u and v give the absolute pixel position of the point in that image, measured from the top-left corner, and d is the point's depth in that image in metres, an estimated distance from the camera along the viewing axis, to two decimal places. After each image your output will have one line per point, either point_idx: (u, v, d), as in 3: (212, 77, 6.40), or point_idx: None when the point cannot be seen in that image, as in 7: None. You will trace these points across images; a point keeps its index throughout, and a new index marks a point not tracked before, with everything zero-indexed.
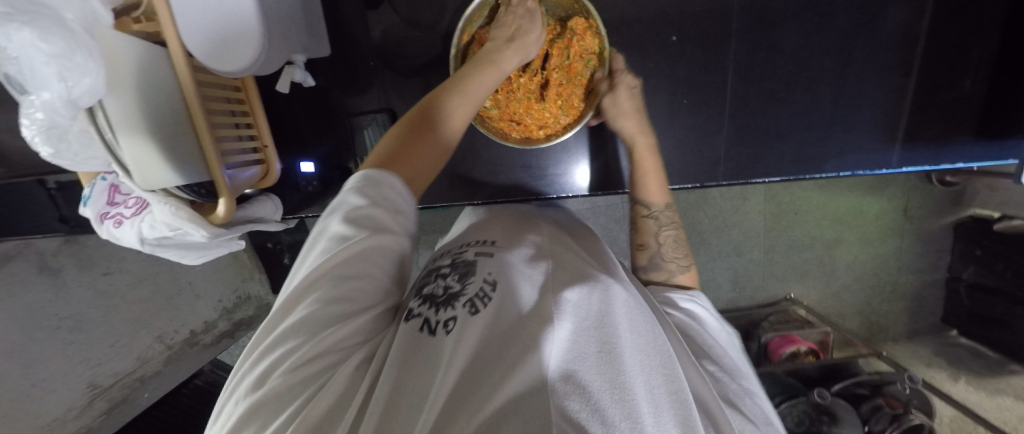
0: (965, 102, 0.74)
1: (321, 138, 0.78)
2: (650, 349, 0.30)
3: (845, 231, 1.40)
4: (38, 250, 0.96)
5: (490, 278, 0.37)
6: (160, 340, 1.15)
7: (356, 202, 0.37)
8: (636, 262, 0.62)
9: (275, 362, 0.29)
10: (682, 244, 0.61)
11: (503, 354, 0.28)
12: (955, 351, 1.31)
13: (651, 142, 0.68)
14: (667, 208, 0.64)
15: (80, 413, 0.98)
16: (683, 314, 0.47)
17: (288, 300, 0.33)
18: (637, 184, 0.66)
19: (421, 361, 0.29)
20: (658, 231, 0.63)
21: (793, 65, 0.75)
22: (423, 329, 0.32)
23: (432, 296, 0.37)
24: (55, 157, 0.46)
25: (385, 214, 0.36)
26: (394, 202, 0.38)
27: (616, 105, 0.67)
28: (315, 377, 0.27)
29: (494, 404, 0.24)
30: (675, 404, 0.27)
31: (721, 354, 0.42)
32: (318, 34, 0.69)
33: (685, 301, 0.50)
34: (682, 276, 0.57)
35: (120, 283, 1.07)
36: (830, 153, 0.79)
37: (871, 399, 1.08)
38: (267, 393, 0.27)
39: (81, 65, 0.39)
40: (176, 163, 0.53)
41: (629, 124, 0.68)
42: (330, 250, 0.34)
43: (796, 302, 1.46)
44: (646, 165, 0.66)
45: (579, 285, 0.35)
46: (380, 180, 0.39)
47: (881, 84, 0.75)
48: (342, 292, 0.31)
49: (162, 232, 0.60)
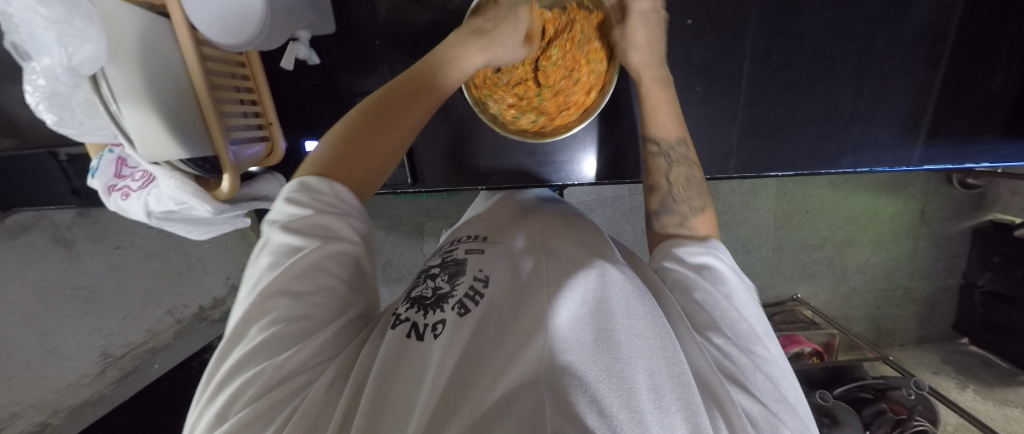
0: (994, 98, 0.70)
1: (326, 117, 0.78)
2: (649, 331, 0.30)
3: (859, 231, 1.36)
4: (52, 221, 0.98)
5: (479, 275, 0.38)
6: (169, 313, 1.17)
7: (295, 213, 0.36)
8: (649, 206, 0.55)
9: (236, 392, 0.27)
10: (698, 181, 0.54)
11: (496, 351, 0.30)
12: (965, 359, 1.31)
13: (660, 75, 0.62)
14: (681, 143, 0.58)
15: (93, 380, 1.02)
16: (694, 270, 0.41)
17: (240, 324, 0.31)
18: (649, 120, 0.61)
19: (408, 368, 0.30)
20: (668, 169, 0.57)
21: (813, 55, 0.72)
22: (411, 334, 0.33)
23: (420, 299, 0.38)
24: (60, 124, 0.48)
25: (335, 220, 0.36)
26: (335, 209, 0.37)
27: (625, 38, 0.62)
28: (287, 400, 0.27)
29: (491, 401, 0.25)
30: (676, 388, 0.26)
31: (736, 319, 0.36)
32: (323, 10, 0.68)
33: (700, 254, 0.42)
34: (697, 220, 0.49)
35: (132, 257, 1.09)
36: (847, 149, 0.77)
37: (875, 403, 1.06)
38: (234, 423, 0.26)
39: (81, 31, 0.40)
40: (180, 136, 0.53)
41: (637, 59, 0.62)
42: (277, 264, 0.33)
43: (803, 302, 1.43)
44: (655, 97, 0.61)
45: (576, 273, 0.36)
46: (317, 188, 0.38)
47: (906, 77, 0.72)
48: (299, 310, 0.31)
49: (168, 206, 0.60)
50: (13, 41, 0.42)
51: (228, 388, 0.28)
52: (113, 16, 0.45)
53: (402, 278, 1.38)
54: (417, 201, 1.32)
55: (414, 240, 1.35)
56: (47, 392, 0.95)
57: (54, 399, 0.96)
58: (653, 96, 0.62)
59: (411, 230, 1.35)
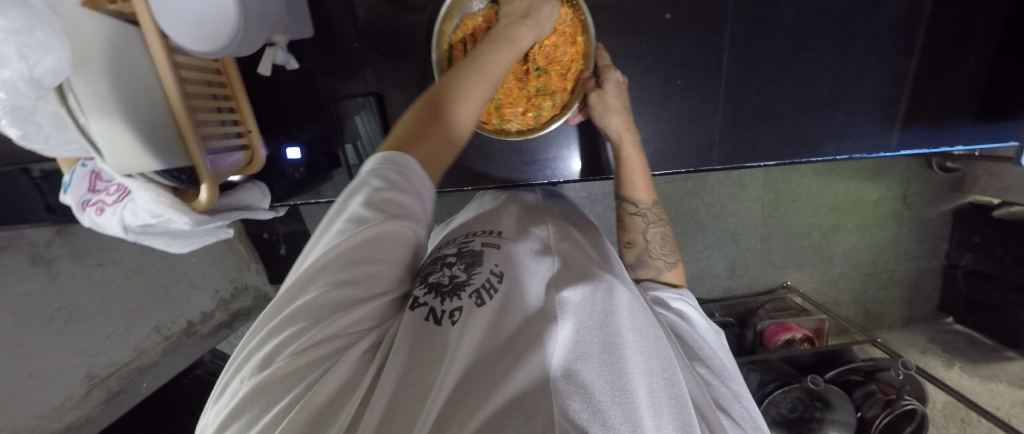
0: (965, 82, 0.72)
1: (309, 124, 0.77)
2: (651, 351, 0.32)
3: (843, 218, 1.39)
4: (29, 240, 0.95)
5: (497, 269, 0.37)
6: (156, 330, 1.14)
7: (376, 188, 0.34)
8: (624, 260, 0.61)
9: (278, 346, 0.27)
10: (670, 242, 0.60)
11: (507, 348, 0.28)
12: (949, 338, 1.34)
13: (637, 142, 0.67)
14: (654, 206, 0.63)
15: (78, 402, 0.99)
16: (674, 314, 0.46)
17: (286, 294, 0.31)
18: (622, 183, 0.65)
19: (427, 351, 0.29)
20: (645, 228, 0.62)
21: (791, 44, 0.73)
22: (428, 318, 0.32)
23: (437, 285, 0.35)
24: (25, 139, 0.45)
25: (401, 194, 0.34)
26: (410, 190, 0.35)
27: (604, 103, 0.67)
28: (322, 361, 0.26)
29: (500, 400, 0.24)
30: (673, 409, 0.29)
31: (710, 356, 0.42)
32: (299, 15, 0.67)
33: (676, 299, 0.48)
34: (670, 274, 0.55)
35: (114, 274, 1.07)
36: (828, 136, 0.78)
37: (865, 386, 1.10)
38: (271, 375, 0.26)
39: (40, 42, 0.38)
40: (154, 147, 0.52)
41: (617, 121, 0.67)
42: (345, 232, 0.31)
43: (793, 290, 1.45)
44: (633, 164, 0.65)
45: (578, 286, 0.35)
46: (396, 165, 0.36)
47: (881, 65, 0.73)
48: (349, 276, 0.29)
49: (145, 219, 0.59)
50: None
51: (263, 349, 0.28)
52: (76, 22, 0.43)
53: None
54: None
55: None
56: (30, 417, 0.90)
57: (37, 424, 0.92)
58: (630, 159, 0.66)
59: None
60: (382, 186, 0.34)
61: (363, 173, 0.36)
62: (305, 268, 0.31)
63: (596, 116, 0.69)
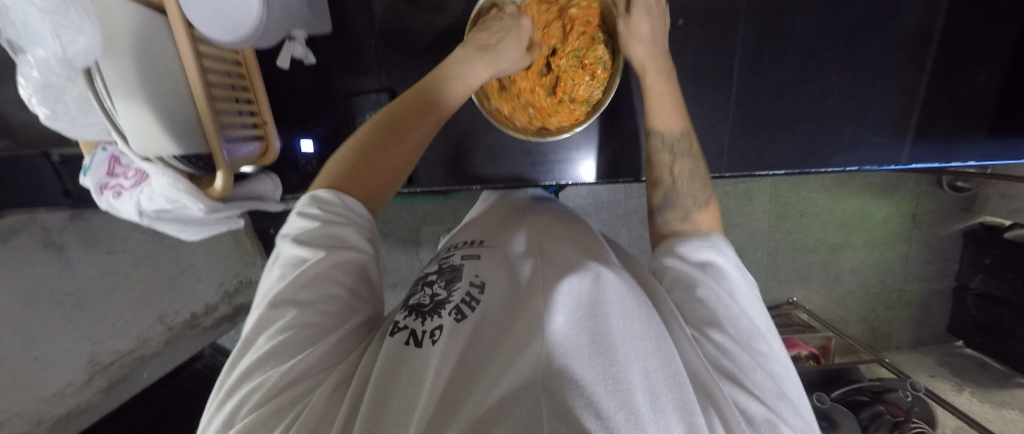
0: (977, 98, 0.72)
1: (322, 116, 0.78)
2: (646, 334, 0.30)
3: (852, 234, 1.37)
4: (42, 225, 0.96)
5: (477, 279, 0.39)
6: (160, 320, 1.15)
7: (305, 226, 0.37)
8: (652, 202, 0.56)
9: (240, 401, 0.28)
10: (701, 174, 0.56)
11: (493, 356, 0.29)
12: (958, 360, 1.31)
13: (665, 68, 0.63)
14: (684, 136, 0.59)
15: (79, 389, 1.00)
16: (697, 266, 0.41)
17: (253, 330, 0.32)
18: (652, 115, 0.62)
19: (406, 376, 0.29)
20: (671, 163, 0.58)
21: (802, 56, 0.74)
22: (409, 342, 0.32)
23: (418, 306, 0.37)
24: (52, 119, 0.47)
25: (344, 230, 0.37)
26: (349, 220, 0.38)
27: (630, 29, 0.63)
28: (290, 406, 0.27)
29: (489, 403, 0.25)
30: (672, 390, 0.27)
31: (739, 316, 0.36)
32: (320, 11, 0.69)
33: (702, 250, 0.43)
34: (701, 211, 0.51)
35: (125, 261, 1.08)
36: (838, 149, 0.78)
37: (872, 406, 1.06)
38: (242, 426, 0.26)
39: (76, 23, 0.40)
40: (174, 133, 0.53)
41: (640, 50, 0.63)
42: (287, 275, 0.35)
43: (799, 306, 1.43)
44: (660, 89, 0.62)
45: (568, 276, 0.36)
46: (328, 202, 0.39)
47: (893, 79, 0.74)
48: (308, 318, 0.31)
49: (161, 203, 0.60)
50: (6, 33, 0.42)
51: (234, 394, 0.29)
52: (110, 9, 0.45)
53: (397, 283, 1.37)
54: (413, 206, 1.32)
55: (409, 245, 1.35)
56: (33, 401, 0.92)
57: (39, 409, 0.93)
58: (657, 88, 0.63)
59: (407, 236, 1.34)
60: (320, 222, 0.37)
61: (294, 213, 0.40)
62: (260, 315, 0.33)
63: (624, 47, 0.65)
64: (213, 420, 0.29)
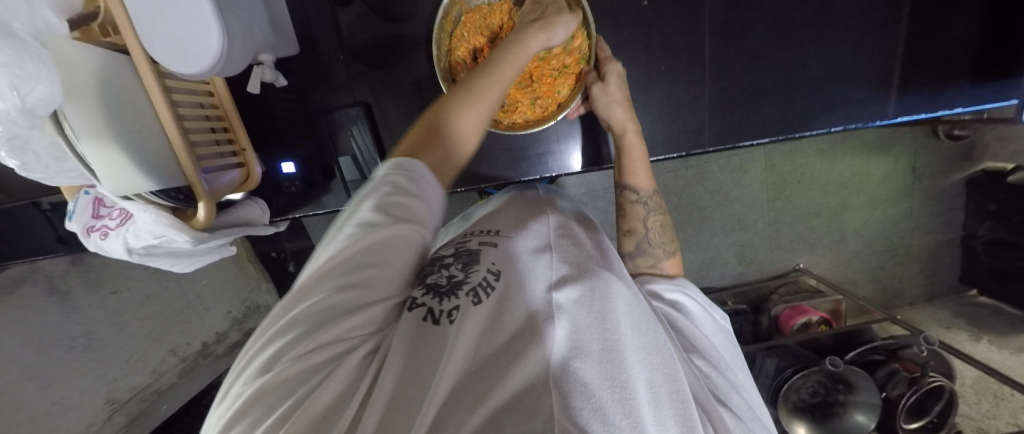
0: (959, 44, 0.71)
1: (301, 137, 0.78)
2: (649, 347, 0.31)
3: (852, 195, 1.35)
4: (45, 272, 0.98)
5: (495, 267, 0.35)
6: (172, 353, 1.17)
7: (381, 194, 0.35)
8: (624, 248, 0.61)
9: (280, 351, 0.27)
10: (668, 230, 0.62)
11: (506, 348, 0.27)
12: (973, 310, 1.29)
13: (639, 130, 0.67)
14: (654, 194, 0.64)
15: (101, 427, 1.01)
16: (670, 306, 0.45)
17: (299, 289, 0.31)
18: (623, 171, 0.66)
19: (425, 350, 0.28)
20: (645, 216, 0.62)
21: (775, 21, 0.72)
22: (427, 318, 0.30)
23: (435, 285, 0.33)
24: (25, 169, 0.48)
25: (412, 202, 0.35)
26: (417, 194, 0.36)
27: (606, 92, 0.66)
28: (322, 366, 0.26)
29: (498, 400, 0.23)
30: (674, 404, 0.28)
31: (710, 348, 0.41)
32: (284, 32, 0.69)
33: (671, 291, 0.47)
34: (668, 262, 0.56)
35: (130, 300, 1.09)
36: (821, 110, 0.77)
37: (887, 365, 1.05)
38: (272, 381, 0.25)
39: (32, 73, 0.41)
40: (150, 170, 0.54)
41: (619, 112, 0.66)
42: (354, 235, 0.32)
43: (806, 272, 1.42)
44: (634, 152, 0.65)
45: (581, 278, 0.33)
46: (408, 170, 0.37)
47: (871, 33, 0.72)
48: (354, 279, 0.30)
49: (147, 240, 0.61)
50: None
51: (268, 349, 0.28)
52: (71, 54, 0.46)
53: None
54: None
55: None
56: None
57: None
58: (633, 149, 0.66)
59: None
60: (392, 191, 0.35)
61: (376, 176, 0.38)
62: (313, 271, 0.32)
63: (601, 109, 0.67)
64: (235, 382, 0.28)
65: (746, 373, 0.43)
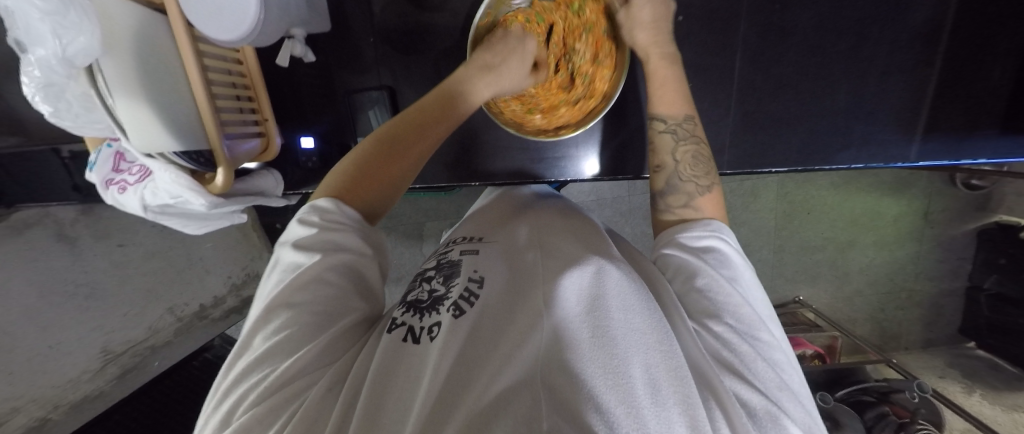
0: (990, 92, 0.70)
1: (322, 114, 0.79)
2: (648, 326, 0.29)
3: (861, 233, 1.35)
4: (56, 218, 1.00)
5: (476, 274, 0.38)
6: (170, 311, 1.18)
7: (303, 233, 0.38)
8: (655, 186, 0.55)
9: (237, 400, 0.29)
10: (705, 159, 0.54)
11: (492, 349, 0.29)
12: (968, 362, 1.27)
13: (668, 53, 0.62)
14: (688, 121, 0.57)
15: (93, 376, 1.03)
16: (694, 257, 0.41)
17: (246, 337, 0.33)
18: (654, 99, 0.60)
19: (402, 375, 0.29)
20: (675, 145, 0.56)
21: (806, 51, 0.72)
22: (406, 338, 0.32)
23: (416, 303, 0.37)
24: (56, 116, 0.49)
25: (339, 235, 0.38)
26: (342, 227, 0.39)
27: (630, 19, 0.62)
28: (285, 404, 0.27)
29: (490, 396, 0.25)
30: (674, 382, 0.26)
31: (738, 305, 0.36)
32: (318, 9, 0.69)
33: (705, 237, 0.43)
34: (703, 198, 0.50)
35: (134, 254, 1.11)
36: (842, 145, 0.76)
37: (877, 407, 1.05)
38: (239, 424, 0.27)
39: (75, 23, 0.41)
40: (176, 130, 0.55)
41: (643, 36, 0.62)
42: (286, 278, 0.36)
43: (805, 305, 1.42)
44: (661, 78, 0.60)
45: (570, 271, 0.35)
46: (328, 209, 0.40)
47: (903, 74, 0.71)
48: (300, 317, 0.32)
49: (164, 199, 0.62)
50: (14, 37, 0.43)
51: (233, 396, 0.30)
52: (111, 9, 0.46)
53: (401, 278, 1.38)
54: (417, 202, 1.32)
55: (412, 242, 1.36)
56: (47, 387, 0.95)
57: (54, 395, 0.96)
58: (660, 75, 0.61)
59: (410, 232, 1.35)
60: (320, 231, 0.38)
61: (295, 220, 0.41)
62: (258, 317, 0.34)
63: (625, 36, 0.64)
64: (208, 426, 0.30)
65: (782, 332, 0.38)
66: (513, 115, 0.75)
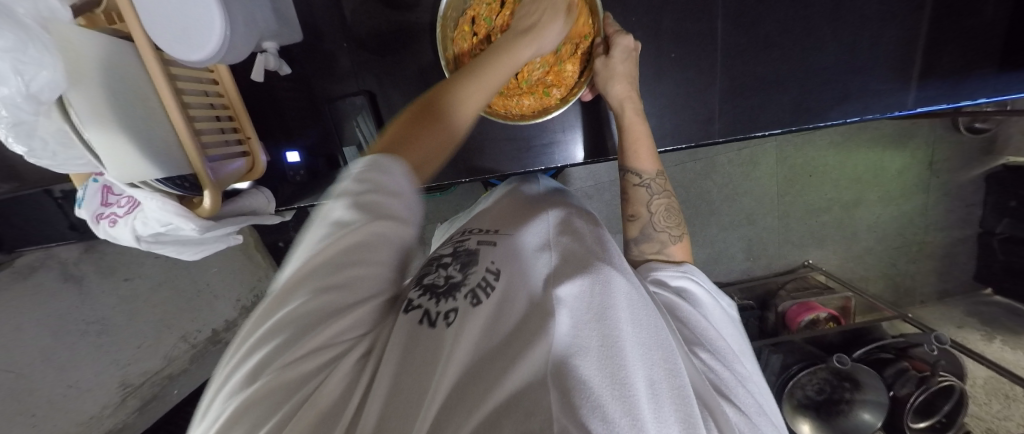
0: (984, 31, 0.67)
1: (306, 127, 0.78)
2: (650, 341, 0.30)
3: (866, 190, 1.32)
4: (60, 259, 0.99)
5: (494, 267, 0.35)
6: (183, 339, 1.19)
7: (350, 188, 0.32)
8: (629, 234, 0.59)
9: (268, 355, 0.25)
10: (675, 213, 0.59)
11: (505, 347, 0.27)
12: (988, 310, 1.24)
13: (639, 108, 0.65)
14: (658, 176, 0.62)
15: (115, 410, 1.06)
16: (675, 294, 0.44)
17: (268, 302, 0.29)
18: (626, 154, 0.63)
19: (420, 353, 0.27)
20: (649, 200, 0.60)
21: (789, 8, 0.70)
22: (422, 321, 0.29)
23: (432, 286, 0.33)
24: (33, 155, 0.49)
25: (388, 198, 0.32)
26: (388, 188, 0.33)
27: (608, 69, 0.64)
28: (315, 373, 0.25)
29: (497, 399, 0.23)
30: (674, 400, 0.27)
31: (715, 338, 0.39)
32: (287, 19, 0.68)
33: (677, 277, 0.46)
34: (674, 247, 0.54)
35: (142, 287, 1.11)
36: (835, 100, 0.74)
37: (897, 364, 1.03)
38: (256, 391, 0.24)
39: (34, 57, 0.42)
40: (155, 156, 0.54)
41: (619, 89, 0.64)
42: (330, 237, 0.30)
43: (815, 268, 1.40)
44: (635, 130, 0.64)
45: (571, 279, 0.32)
46: (383, 167, 0.34)
47: (890, 20, 0.69)
48: (337, 280, 0.28)
49: (155, 228, 0.62)
50: None
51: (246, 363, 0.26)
52: (75, 39, 0.46)
53: None
54: None
55: None
56: (71, 425, 0.98)
57: (79, 431, 0.99)
58: (634, 128, 0.64)
59: None
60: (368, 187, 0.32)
61: (347, 177, 0.34)
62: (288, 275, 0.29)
63: (601, 85, 0.66)
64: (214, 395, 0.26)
65: (753, 364, 0.41)
66: (527, 107, 0.70)
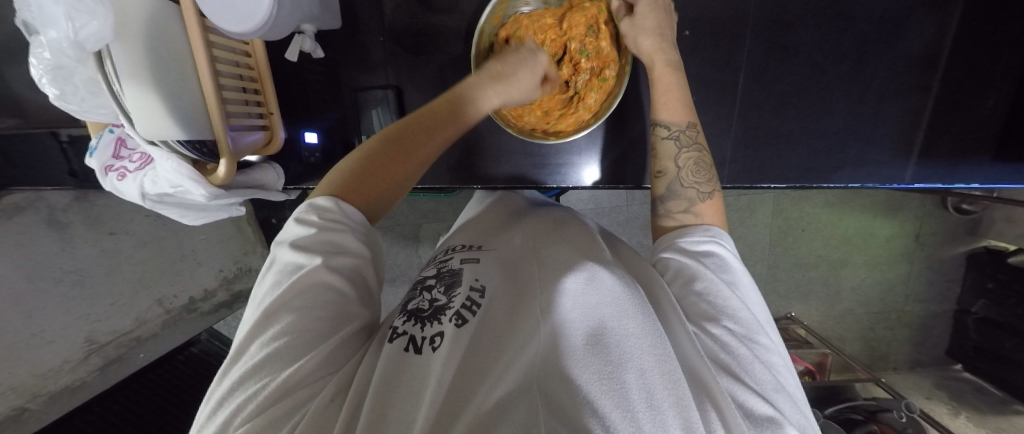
0: (984, 120, 0.71)
1: (327, 110, 0.79)
2: (642, 330, 0.28)
3: (854, 252, 1.36)
4: (48, 204, 0.98)
5: (476, 283, 0.38)
6: (158, 303, 1.16)
7: (299, 233, 0.38)
8: (656, 192, 0.56)
9: (235, 411, 0.28)
10: (707, 167, 0.55)
11: (494, 362, 0.29)
12: (957, 385, 1.29)
13: (672, 60, 0.63)
14: (689, 128, 0.58)
15: (76, 366, 1.01)
16: (694, 261, 0.41)
17: (242, 342, 0.32)
18: (657, 106, 0.61)
19: (407, 376, 0.29)
20: (678, 152, 0.57)
21: (807, 71, 0.74)
22: (408, 348, 0.32)
23: (417, 311, 0.37)
24: (61, 99, 0.50)
25: (336, 232, 0.38)
26: (343, 225, 0.39)
27: (635, 25, 0.64)
28: (292, 411, 0.27)
29: (490, 404, 0.25)
30: (669, 387, 0.25)
31: (736, 308, 0.37)
32: (330, 5, 0.70)
33: (704, 242, 0.44)
34: (704, 205, 0.51)
35: (125, 244, 1.09)
36: (838, 165, 0.78)
37: (865, 425, 1.05)
38: None
39: (89, 8, 0.42)
40: (183, 120, 0.55)
41: (647, 43, 0.63)
42: (282, 282, 0.35)
43: (797, 320, 1.42)
44: (665, 85, 0.61)
45: (567, 275, 0.35)
46: (326, 208, 0.40)
47: (899, 98, 0.73)
48: (301, 323, 0.31)
49: (164, 188, 0.62)
50: (25, 18, 0.45)
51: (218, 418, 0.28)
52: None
53: (396, 279, 1.38)
54: (415, 203, 1.32)
55: (410, 243, 1.35)
56: (28, 376, 0.92)
57: (33, 383, 0.93)
58: (663, 81, 0.62)
59: (407, 232, 1.34)
60: (330, 226, 0.38)
61: (293, 219, 0.40)
62: (252, 324, 0.33)
63: (630, 43, 0.65)
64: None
65: (778, 336, 0.39)
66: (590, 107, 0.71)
